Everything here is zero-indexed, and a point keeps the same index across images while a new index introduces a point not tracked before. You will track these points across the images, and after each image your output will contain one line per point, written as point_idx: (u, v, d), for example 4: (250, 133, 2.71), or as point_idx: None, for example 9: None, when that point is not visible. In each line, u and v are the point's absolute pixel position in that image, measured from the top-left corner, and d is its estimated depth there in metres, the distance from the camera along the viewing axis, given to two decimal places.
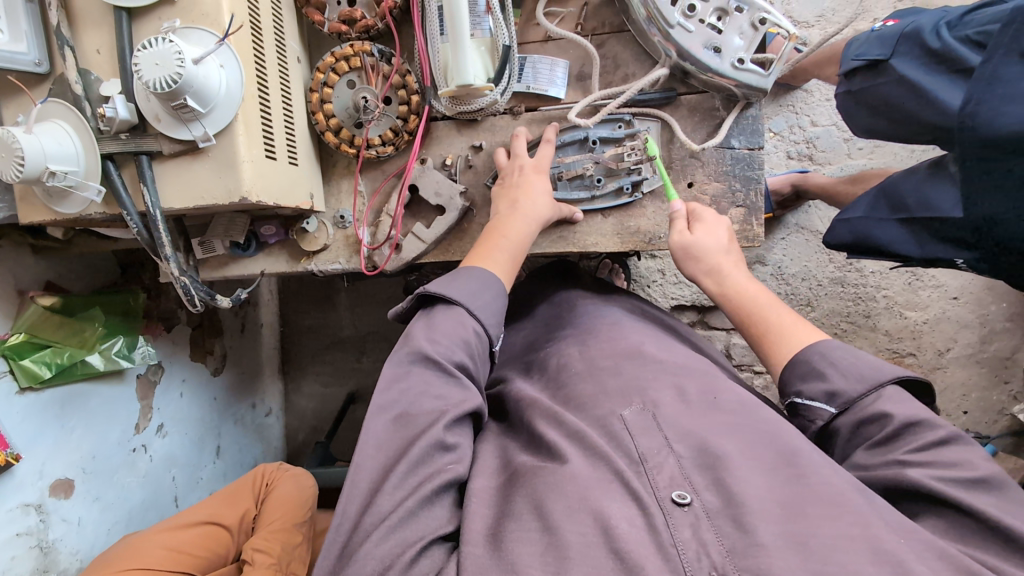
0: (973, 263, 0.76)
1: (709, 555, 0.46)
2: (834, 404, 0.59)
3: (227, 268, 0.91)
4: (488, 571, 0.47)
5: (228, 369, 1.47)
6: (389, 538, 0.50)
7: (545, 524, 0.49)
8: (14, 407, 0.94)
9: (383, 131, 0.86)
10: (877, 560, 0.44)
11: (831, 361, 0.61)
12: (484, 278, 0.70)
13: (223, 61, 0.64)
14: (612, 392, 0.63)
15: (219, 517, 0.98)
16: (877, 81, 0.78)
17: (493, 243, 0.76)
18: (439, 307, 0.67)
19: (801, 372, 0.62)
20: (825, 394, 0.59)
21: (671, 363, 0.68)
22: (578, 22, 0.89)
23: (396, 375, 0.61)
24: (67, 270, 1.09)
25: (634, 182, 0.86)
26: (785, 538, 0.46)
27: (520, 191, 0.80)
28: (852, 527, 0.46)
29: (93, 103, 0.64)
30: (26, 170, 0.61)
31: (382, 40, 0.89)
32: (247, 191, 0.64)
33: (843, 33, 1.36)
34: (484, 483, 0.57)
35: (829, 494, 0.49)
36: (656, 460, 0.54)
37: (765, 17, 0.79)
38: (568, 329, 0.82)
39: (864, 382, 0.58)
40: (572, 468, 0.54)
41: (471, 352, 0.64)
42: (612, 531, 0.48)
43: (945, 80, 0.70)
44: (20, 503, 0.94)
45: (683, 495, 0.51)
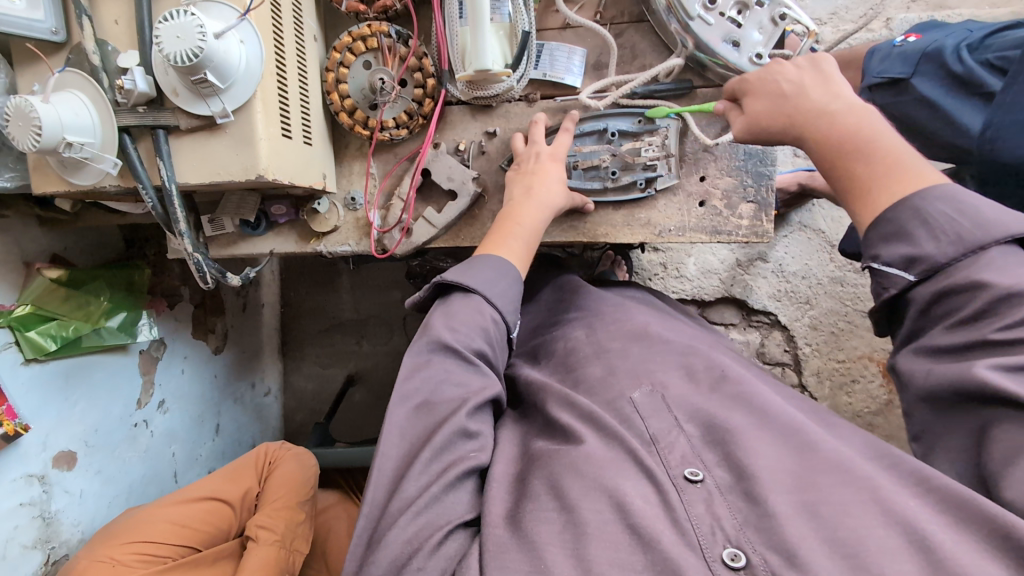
0: None
1: (723, 528, 0.47)
2: (912, 271, 0.52)
3: (237, 246, 0.91)
4: (510, 551, 0.49)
5: (229, 348, 1.47)
6: (415, 520, 0.51)
7: (564, 504, 0.50)
8: (19, 377, 0.93)
9: (398, 114, 0.86)
10: (888, 522, 0.44)
11: (925, 222, 0.51)
12: (499, 265, 0.71)
13: (243, 36, 0.64)
14: (623, 374, 0.64)
15: (221, 494, 0.98)
16: (898, 98, 0.78)
17: (507, 230, 0.76)
18: (456, 295, 0.67)
19: (883, 233, 0.54)
20: (906, 258, 0.52)
21: (677, 343, 0.69)
22: (596, 11, 0.88)
23: (416, 362, 0.61)
24: (72, 243, 1.09)
25: (648, 178, 0.86)
26: (799, 506, 0.47)
27: (536, 178, 0.80)
28: (861, 493, 0.46)
29: (111, 74, 0.63)
30: (43, 140, 0.60)
31: (399, 21, 0.88)
32: (263, 168, 0.64)
33: (856, 32, 1.35)
34: (503, 468, 0.58)
35: (836, 463, 0.49)
36: (668, 440, 0.55)
37: (784, 12, 0.78)
38: (577, 311, 0.83)
39: (957, 245, 0.49)
40: (588, 449, 0.55)
41: (487, 338, 0.64)
42: (629, 508, 0.49)
43: (964, 103, 0.71)
44: (24, 473, 0.94)
45: (695, 472, 0.52)
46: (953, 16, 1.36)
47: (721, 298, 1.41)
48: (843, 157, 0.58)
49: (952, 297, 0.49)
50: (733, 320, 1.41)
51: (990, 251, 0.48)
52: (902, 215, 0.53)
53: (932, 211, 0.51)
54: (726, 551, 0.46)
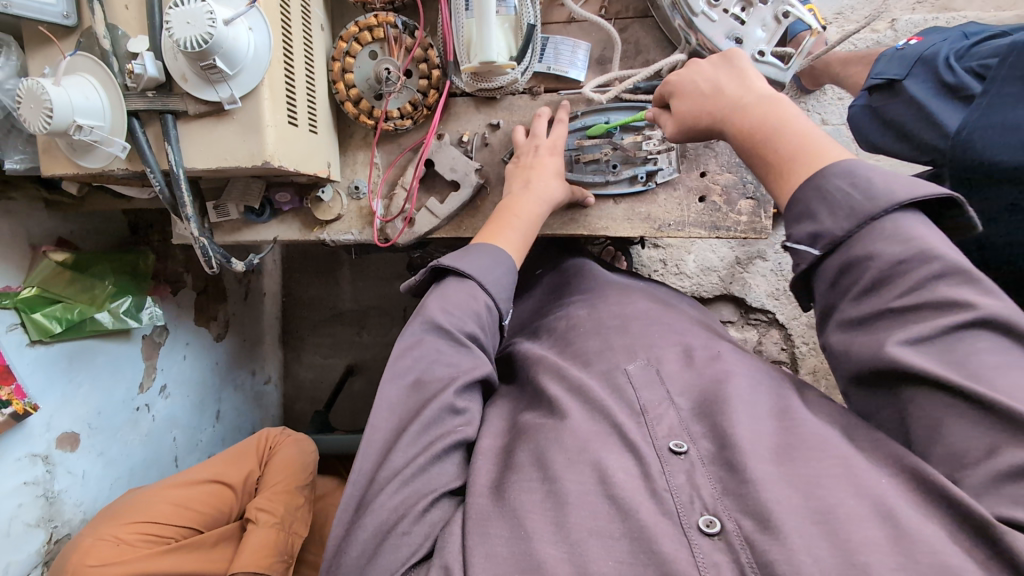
0: None
1: (701, 496, 0.49)
2: (818, 245, 0.53)
3: (241, 233, 0.92)
4: (491, 517, 0.51)
5: (230, 335, 1.48)
6: (404, 488, 0.53)
7: (546, 475, 0.53)
8: (25, 358, 0.95)
9: (402, 104, 0.87)
10: (858, 493, 0.45)
11: (825, 197, 0.53)
12: (496, 253, 0.72)
13: (252, 23, 0.64)
14: (612, 351, 0.66)
15: (224, 477, 1.00)
16: (892, 101, 0.78)
17: (504, 222, 0.77)
18: (451, 280, 0.68)
19: (794, 214, 0.56)
20: (810, 236, 0.53)
21: (673, 325, 0.71)
22: (602, 5, 0.89)
23: (411, 341, 0.62)
24: (78, 227, 1.10)
25: (649, 172, 0.87)
26: (776, 476, 0.48)
27: (534, 172, 0.81)
28: (835, 465, 0.47)
29: (121, 59, 0.64)
30: (54, 122, 0.61)
31: (406, 12, 0.89)
32: (268, 154, 0.65)
33: (861, 34, 1.36)
34: (491, 442, 0.60)
35: (815, 440, 0.50)
36: (657, 412, 0.57)
37: (788, 10, 0.78)
38: (572, 296, 0.84)
39: (852, 217, 0.51)
40: (573, 424, 0.57)
41: (480, 323, 0.65)
42: (609, 480, 0.51)
43: (948, 105, 0.71)
44: (28, 453, 0.95)
45: (680, 444, 0.53)
46: (959, 18, 1.36)
47: (720, 295, 1.42)
48: (757, 146, 0.61)
49: (851, 272, 0.50)
50: (730, 317, 1.43)
51: (882, 221, 0.49)
52: (807, 194, 0.55)
53: (832, 186, 0.53)
54: (702, 518, 0.48)
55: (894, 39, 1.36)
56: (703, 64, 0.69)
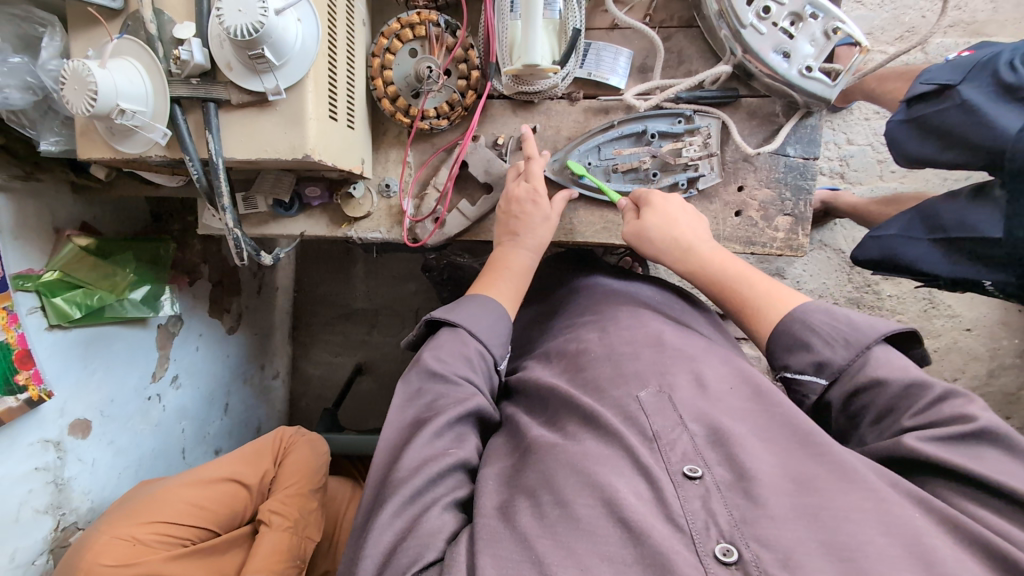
0: (998, 283, 0.82)
1: (717, 524, 0.48)
2: (823, 375, 0.62)
3: (266, 226, 0.91)
4: (501, 539, 0.50)
5: (242, 328, 1.47)
6: (401, 513, 0.53)
7: (557, 498, 0.52)
8: (44, 343, 0.94)
9: (440, 104, 0.86)
10: (889, 531, 0.45)
11: (812, 329, 0.64)
12: (485, 302, 0.74)
13: (300, 15, 0.64)
14: (631, 375, 0.65)
15: (238, 475, 0.97)
16: (940, 106, 0.82)
17: (495, 274, 0.79)
18: (443, 331, 0.70)
19: (785, 345, 0.65)
20: (814, 365, 0.62)
21: (690, 351, 0.69)
22: (647, 13, 0.88)
23: (408, 391, 0.64)
24: (101, 213, 1.09)
25: (690, 178, 0.86)
26: (796, 508, 0.48)
27: (520, 222, 0.81)
28: (865, 501, 0.47)
29: (166, 44, 0.63)
30: (96, 106, 0.59)
31: (448, 11, 0.88)
32: (310, 148, 0.64)
33: (897, 56, 1.36)
34: (495, 468, 0.59)
35: (843, 472, 0.50)
36: (669, 438, 0.56)
37: (839, 26, 0.77)
38: (591, 313, 0.83)
39: (850, 349, 0.61)
40: (585, 447, 0.56)
41: (472, 366, 0.67)
42: (620, 503, 0.50)
43: (1005, 109, 0.76)
44: (40, 438, 0.94)
45: (694, 469, 0.53)
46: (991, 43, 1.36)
47: None
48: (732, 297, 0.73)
49: (865, 396, 0.59)
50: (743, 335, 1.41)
51: (873, 350, 0.60)
52: (799, 331, 0.65)
53: (817, 322, 0.64)
54: (719, 546, 0.47)
55: (928, 62, 1.36)
56: (670, 208, 0.80)
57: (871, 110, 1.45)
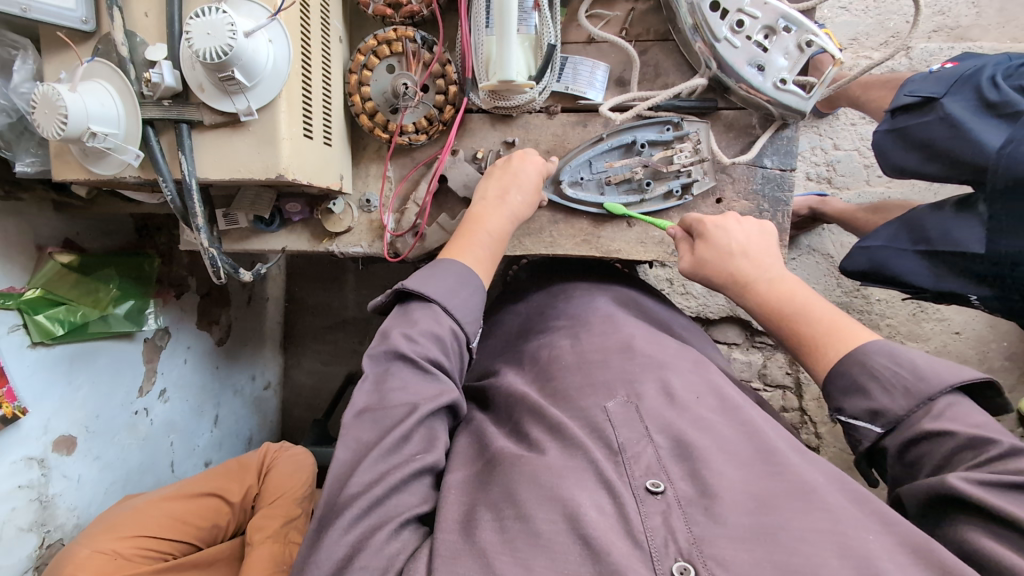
0: (987, 300, 0.83)
1: (676, 542, 0.49)
2: (878, 424, 0.60)
3: (248, 242, 0.91)
4: (461, 553, 0.50)
5: (231, 340, 1.47)
6: (353, 526, 0.53)
7: (519, 513, 0.52)
8: (25, 360, 0.94)
9: (418, 119, 0.86)
10: (842, 553, 0.46)
11: (873, 375, 0.61)
12: (462, 273, 0.72)
13: (272, 36, 0.64)
14: (597, 385, 0.65)
15: (223, 491, 0.98)
16: (924, 119, 0.84)
17: (469, 236, 0.77)
18: (415, 303, 0.69)
19: (842, 386, 0.63)
20: (868, 412, 0.61)
21: (658, 357, 0.69)
22: (622, 27, 0.88)
23: (376, 374, 0.62)
24: (84, 229, 1.09)
25: (683, 185, 0.86)
26: (752, 529, 0.48)
27: (512, 182, 0.80)
28: (822, 522, 0.48)
29: (138, 66, 0.64)
30: (68, 128, 0.60)
31: (425, 27, 0.89)
32: (283, 168, 0.65)
33: (879, 62, 1.37)
34: (459, 476, 0.60)
35: (796, 490, 0.51)
36: (635, 450, 0.56)
37: (811, 39, 0.78)
38: (561, 319, 0.83)
39: (909, 398, 0.59)
40: (548, 460, 0.56)
41: (442, 347, 0.66)
42: (581, 519, 0.50)
43: (989, 123, 0.77)
44: (24, 456, 0.94)
45: (657, 484, 0.53)
46: (975, 48, 1.37)
47: (725, 317, 1.41)
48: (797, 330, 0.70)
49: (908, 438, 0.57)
50: (735, 339, 1.42)
51: (934, 401, 0.57)
52: (853, 369, 0.63)
53: (876, 363, 0.61)
54: (676, 565, 0.47)
55: (911, 67, 1.36)
56: (732, 240, 0.77)
57: (857, 115, 1.46)
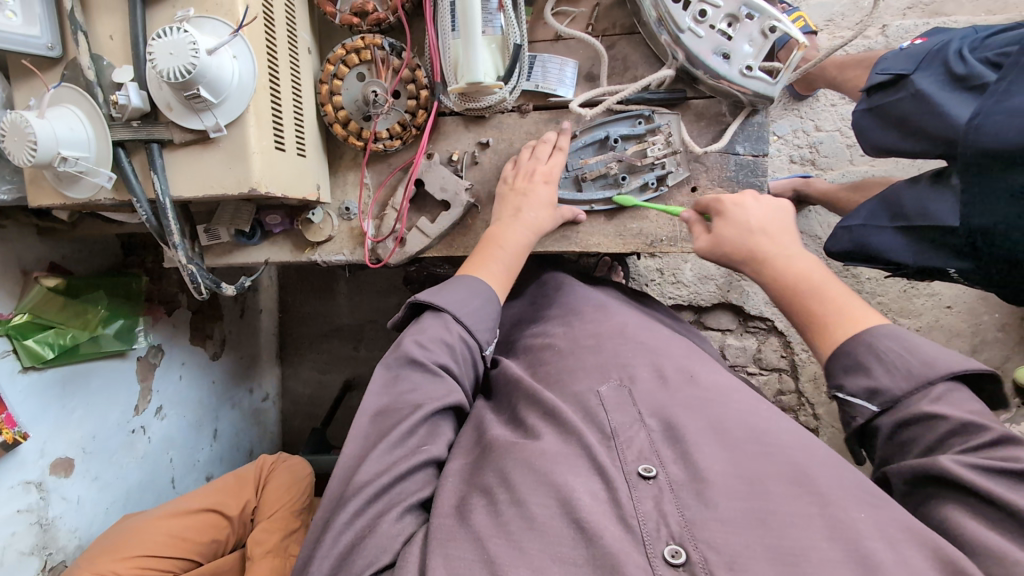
0: (964, 272, 0.82)
1: (667, 525, 0.49)
2: (874, 402, 0.58)
3: (231, 255, 0.92)
4: (458, 536, 0.51)
5: (226, 354, 1.47)
6: (361, 513, 0.53)
7: (514, 497, 0.52)
8: (17, 386, 0.94)
9: (391, 125, 0.87)
10: (832, 536, 0.46)
11: (877, 354, 0.59)
12: (476, 287, 0.73)
13: (236, 52, 0.65)
14: (591, 369, 0.66)
15: (221, 506, 0.99)
16: (895, 97, 0.85)
17: (488, 253, 0.78)
18: (427, 314, 0.69)
19: (844, 364, 0.61)
20: (866, 390, 0.58)
21: (652, 344, 0.71)
22: (588, 23, 0.89)
23: (385, 377, 0.64)
24: (70, 251, 1.10)
25: (658, 176, 0.87)
26: (745, 516, 0.48)
27: (526, 200, 0.81)
28: (811, 507, 0.48)
29: (105, 89, 0.65)
30: (38, 155, 0.62)
31: (393, 34, 0.89)
32: (255, 181, 0.65)
33: (853, 41, 1.37)
34: (459, 463, 0.60)
35: (790, 476, 0.51)
36: (627, 435, 0.57)
37: (775, 25, 0.78)
38: (556, 307, 0.83)
39: (908, 379, 0.57)
40: (543, 445, 0.57)
41: (453, 355, 0.67)
42: (573, 504, 0.50)
43: (958, 96, 0.77)
44: (21, 480, 0.95)
45: (649, 468, 0.54)
46: (949, 23, 1.37)
47: (716, 304, 1.42)
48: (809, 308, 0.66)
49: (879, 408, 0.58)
50: (729, 326, 1.43)
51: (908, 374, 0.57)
52: (857, 349, 0.60)
53: (885, 347, 0.59)
54: (667, 548, 0.48)
55: (886, 45, 1.37)
56: (751, 216, 0.75)
57: (836, 96, 1.46)
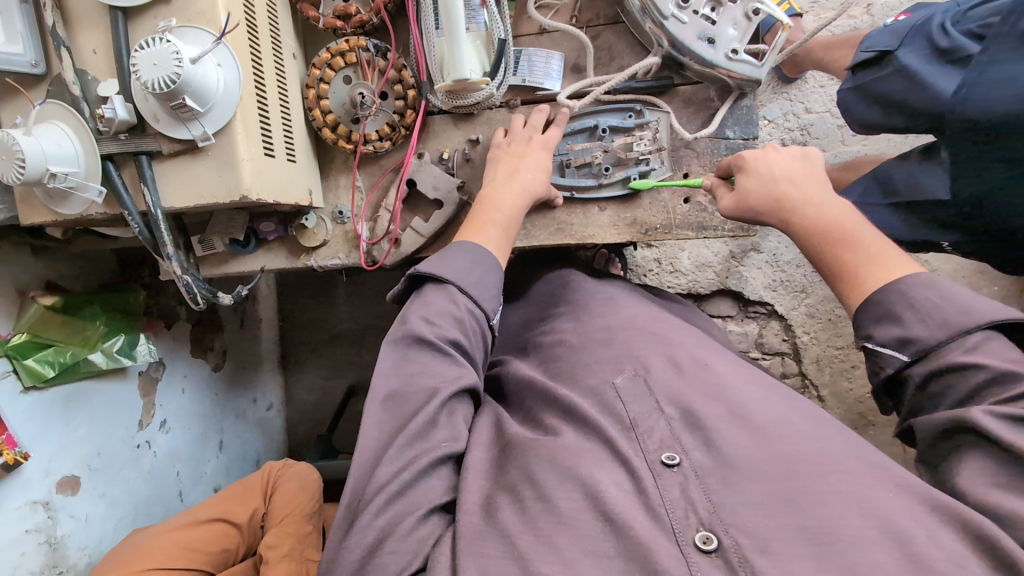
0: (958, 244, 0.83)
1: (697, 513, 0.49)
2: (905, 351, 0.57)
3: (228, 265, 0.92)
4: (485, 536, 0.51)
5: (228, 365, 1.47)
6: (384, 509, 0.53)
7: (540, 492, 0.53)
8: (19, 407, 0.95)
9: (380, 126, 0.87)
10: (864, 514, 0.46)
11: (910, 303, 0.57)
12: (475, 252, 0.73)
13: (220, 60, 0.65)
14: (603, 363, 0.66)
15: (229, 515, 0.99)
16: (881, 74, 0.85)
17: (485, 216, 0.78)
18: (428, 286, 0.70)
19: (874, 314, 0.60)
20: (897, 340, 0.57)
21: (663, 333, 0.70)
22: (571, 15, 0.89)
23: (394, 357, 0.63)
24: (65, 270, 1.10)
25: (641, 172, 0.86)
26: (773, 496, 0.48)
27: (522, 160, 0.81)
28: (841, 485, 0.48)
29: (91, 104, 0.65)
30: (26, 173, 0.63)
31: (377, 35, 0.89)
32: (246, 188, 0.65)
33: (838, 21, 1.37)
34: (479, 455, 0.60)
35: (817, 457, 0.51)
36: (647, 424, 0.57)
37: (757, 7, 0.79)
38: (564, 304, 0.84)
39: (943, 328, 0.55)
40: (563, 441, 0.57)
41: (462, 327, 0.67)
42: (601, 496, 0.51)
43: (942, 71, 0.77)
44: (28, 500, 0.95)
45: (673, 456, 0.53)
46: None
47: (716, 290, 1.42)
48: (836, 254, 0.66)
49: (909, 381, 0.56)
50: (729, 312, 1.43)
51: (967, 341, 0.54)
52: (892, 298, 0.59)
53: (921, 297, 0.57)
54: (699, 534, 0.48)
55: (871, 24, 1.37)
56: (783, 165, 0.74)
57: (824, 76, 1.46)
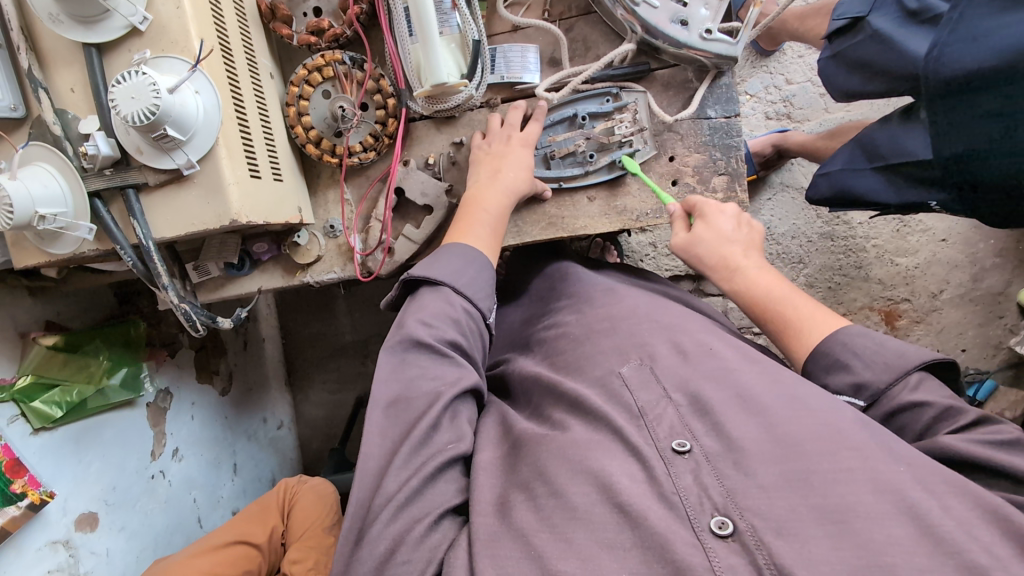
0: (945, 203, 0.83)
1: (711, 498, 0.49)
2: (861, 397, 0.63)
3: (225, 289, 0.92)
4: (501, 537, 0.52)
5: (235, 388, 1.47)
6: (395, 518, 0.54)
7: (552, 489, 0.53)
8: (31, 447, 0.95)
9: (363, 137, 0.87)
10: (876, 489, 0.47)
11: (855, 352, 0.64)
12: (467, 253, 0.74)
13: (197, 87, 0.66)
14: (607, 353, 0.66)
15: (248, 537, 1.00)
16: (856, 40, 0.85)
17: (471, 216, 0.78)
18: (425, 290, 0.70)
19: (825, 364, 0.66)
20: (854, 387, 0.63)
21: (666, 321, 0.70)
22: (544, 9, 0.90)
23: (392, 363, 0.64)
24: (66, 308, 1.11)
25: (625, 155, 0.87)
26: (784, 476, 0.49)
27: (503, 160, 0.81)
28: (851, 461, 0.49)
29: (73, 141, 0.65)
30: (15, 217, 0.63)
31: (352, 47, 0.89)
32: (235, 212, 0.65)
33: None
34: (488, 457, 0.60)
35: (827, 433, 0.52)
36: (655, 412, 0.57)
37: None
38: (562, 299, 0.84)
39: (889, 370, 0.62)
40: (574, 435, 0.57)
41: (460, 328, 0.67)
42: (613, 488, 0.51)
43: (913, 32, 0.78)
44: (48, 541, 0.95)
45: (683, 443, 0.54)
46: None
47: None
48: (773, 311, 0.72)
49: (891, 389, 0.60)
50: None
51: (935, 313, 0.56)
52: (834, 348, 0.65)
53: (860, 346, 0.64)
54: (714, 519, 0.48)
55: None
56: (724, 229, 0.78)
57: (802, 47, 1.47)
